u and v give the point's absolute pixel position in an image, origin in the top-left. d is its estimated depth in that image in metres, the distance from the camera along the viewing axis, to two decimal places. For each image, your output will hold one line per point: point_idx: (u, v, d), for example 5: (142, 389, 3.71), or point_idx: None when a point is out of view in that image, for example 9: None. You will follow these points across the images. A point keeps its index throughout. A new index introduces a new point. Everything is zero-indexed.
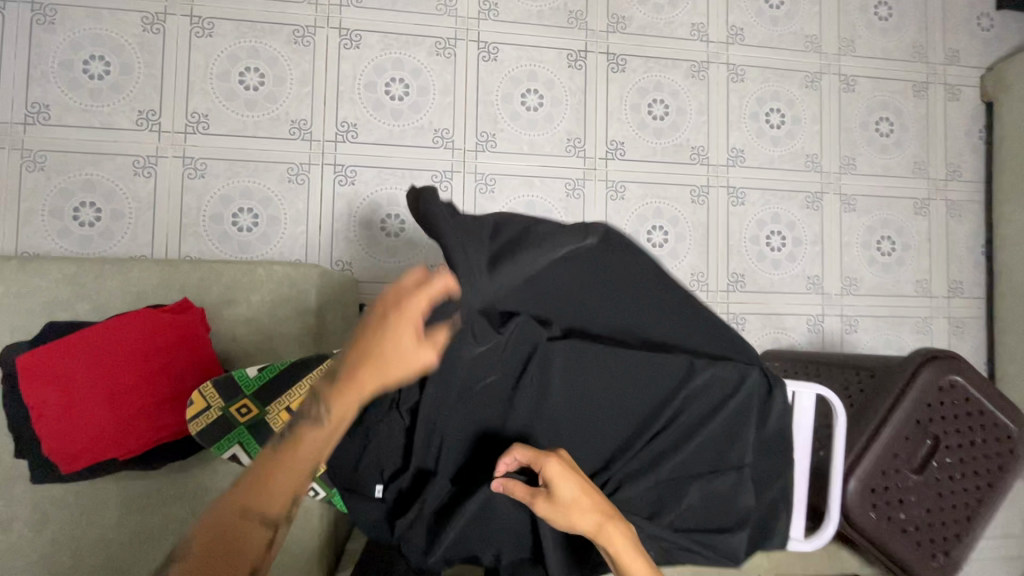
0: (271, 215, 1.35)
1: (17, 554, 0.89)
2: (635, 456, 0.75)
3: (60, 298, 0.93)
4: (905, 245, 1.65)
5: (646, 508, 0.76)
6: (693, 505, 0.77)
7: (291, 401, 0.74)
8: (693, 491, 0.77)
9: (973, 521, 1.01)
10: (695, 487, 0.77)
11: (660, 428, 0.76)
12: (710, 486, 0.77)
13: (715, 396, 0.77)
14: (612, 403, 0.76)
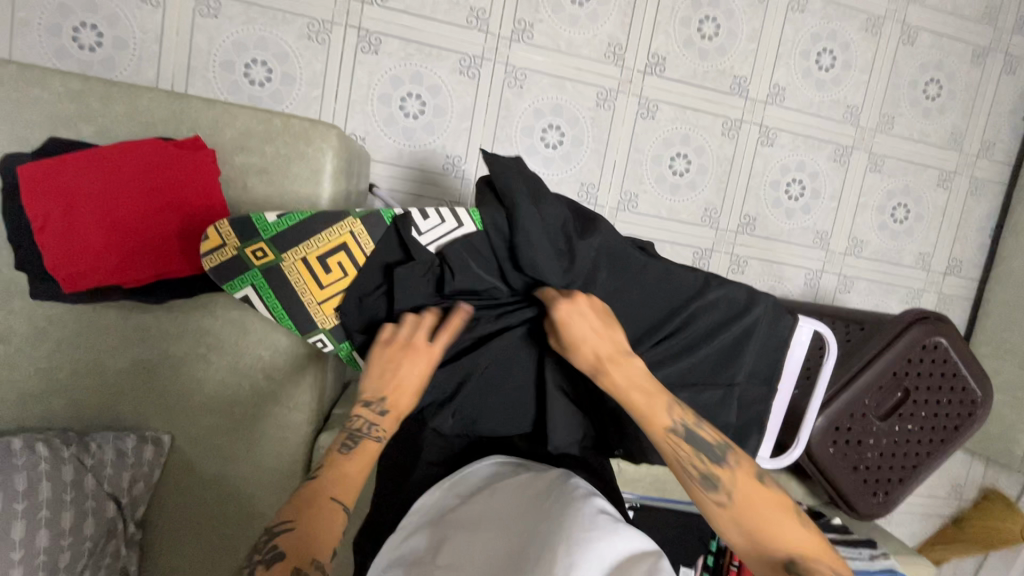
0: (286, 72, 1.28)
1: (15, 365, 0.91)
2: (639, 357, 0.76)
3: (62, 114, 0.88)
4: (919, 215, 1.64)
5: None
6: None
7: (310, 253, 0.72)
8: (685, 401, 0.77)
9: (918, 469, 1.09)
10: (688, 398, 0.77)
11: (666, 334, 0.77)
12: (699, 399, 0.78)
13: (723, 315, 0.79)
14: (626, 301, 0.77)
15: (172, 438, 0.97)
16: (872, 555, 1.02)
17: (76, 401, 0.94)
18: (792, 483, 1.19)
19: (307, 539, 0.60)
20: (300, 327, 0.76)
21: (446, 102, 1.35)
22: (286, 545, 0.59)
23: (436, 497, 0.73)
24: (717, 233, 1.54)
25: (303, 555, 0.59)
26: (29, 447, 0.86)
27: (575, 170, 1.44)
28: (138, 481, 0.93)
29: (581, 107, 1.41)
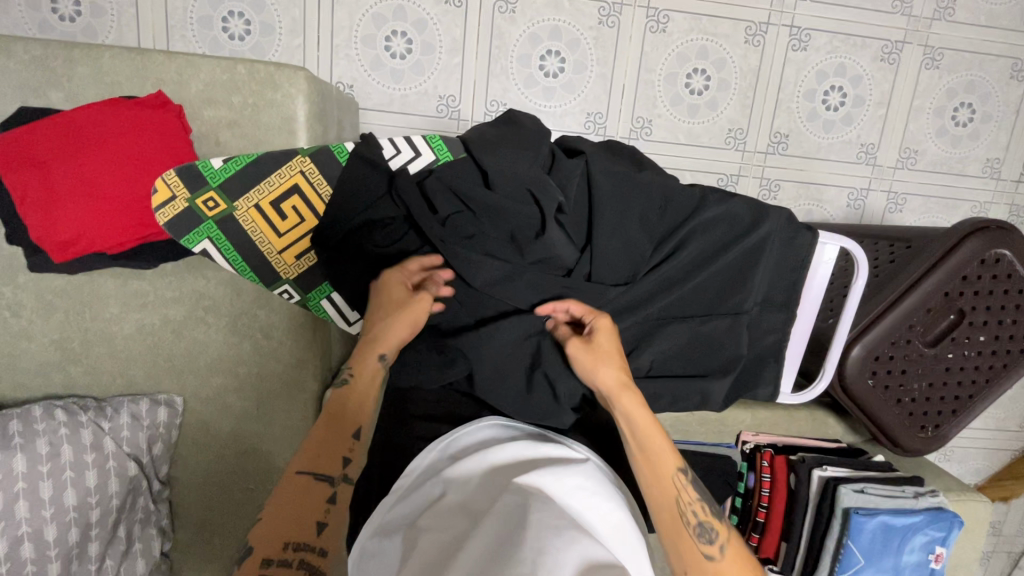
0: (264, 22, 1.21)
1: (30, 337, 0.94)
2: (633, 287, 0.69)
3: (28, 81, 0.86)
4: (986, 115, 1.42)
5: (625, 344, 0.71)
6: (682, 349, 0.72)
7: (261, 198, 0.71)
8: (686, 332, 0.71)
9: (975, 399, 0.98)
10: (688, 328, 0.71)
11: (662, 260, 0.70)
12: (702, 329, 0.71)
13: (726, 235, 0.71)
14: (622, 215, 0.68)
15: (184, 400, 0.99)
16: (919, 493, 0.93)
17: (91, 369, 0.96)
18: (831, 420, 1.09)
19: (282, 525, 0.55)
20: (262, 278, 0.74)
21: (434, 38, 1.26)
22: (257, 540, 0.54)
23: (430, 460, 0.64)
24: (744, 155, 1.39)
25: (276, 540, 0.54)
26: (48, 414, 0.90)
27: (580, 99, 1.33)
28: (156, 442, 0.97)
29: (582, 27, 1.28)
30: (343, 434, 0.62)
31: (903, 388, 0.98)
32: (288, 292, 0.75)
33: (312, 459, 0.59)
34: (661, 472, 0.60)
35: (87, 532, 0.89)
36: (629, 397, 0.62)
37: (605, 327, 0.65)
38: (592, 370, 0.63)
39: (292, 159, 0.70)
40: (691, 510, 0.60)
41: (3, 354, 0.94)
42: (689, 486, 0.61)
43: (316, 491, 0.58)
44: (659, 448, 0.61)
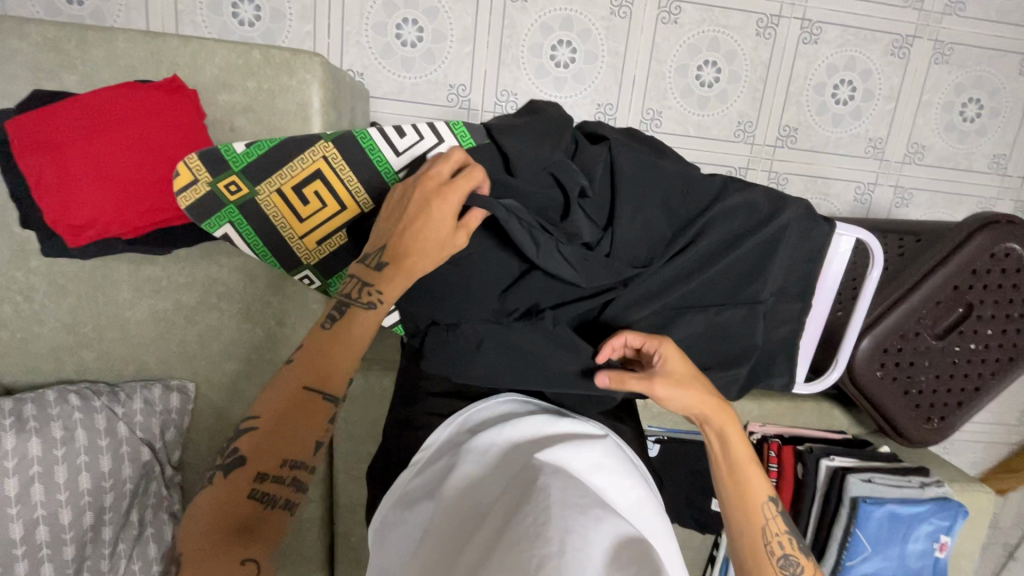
0: (274, 7, 1.20)
1: (42, 321, 0.94)
2: (652, 275, 0.69)
3: (41, 64, 0.85)
4: (994, 110, 1.42)
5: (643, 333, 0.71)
6: (699, 337, 0.72)
7: (284, 183, 0.70)
8: (702, 321, 0.71)
9: (981, 391, 0.99)
10: (706, 318, 0.71)
11: (682, 249, 0.69)
12: (719, 318, 0.72)
13: (743, 224, 0.71)
14: (643, 202, 0.69)
15: (196, 386, 1.00)
16: (925, 483, 0.94)
17: (103, 354, 0.96)
18: (837, 412, 1.11)
19: (283, 441, 0.56)
20: (283, 263, 0.74)
21: (445, 26, 1.25)
22: (250, 450, 0.55)
23: (449, 434, 0.67)
24: (753, 148, 1.39)
25: (274, 457, 0.55)
26: (62, 398, 0.90)
27: (590, 89, 1.32)
28: (169, 427, 0.97)
29: (594, 17, 1.28)
30: (354, 357, 0.61)
31: (911, 379, 0.99)
32: (308, 277, 0.75)
33: (324, 380, 0.58)
34: (751, 503, 0.62)
35: (101, 516, 0.89)
36: (724, 425, 0.63)
37: (679, 355, 0.64)
38: (676, 401, 0.62)
39: (315, 144, 0.69)
40: (777, 541, 0.62)
41: (15, 339, 0.94)
42: (778, 516, 0.63)
43: (320, 412, 0.58)
44: (750, 476, 0.63)
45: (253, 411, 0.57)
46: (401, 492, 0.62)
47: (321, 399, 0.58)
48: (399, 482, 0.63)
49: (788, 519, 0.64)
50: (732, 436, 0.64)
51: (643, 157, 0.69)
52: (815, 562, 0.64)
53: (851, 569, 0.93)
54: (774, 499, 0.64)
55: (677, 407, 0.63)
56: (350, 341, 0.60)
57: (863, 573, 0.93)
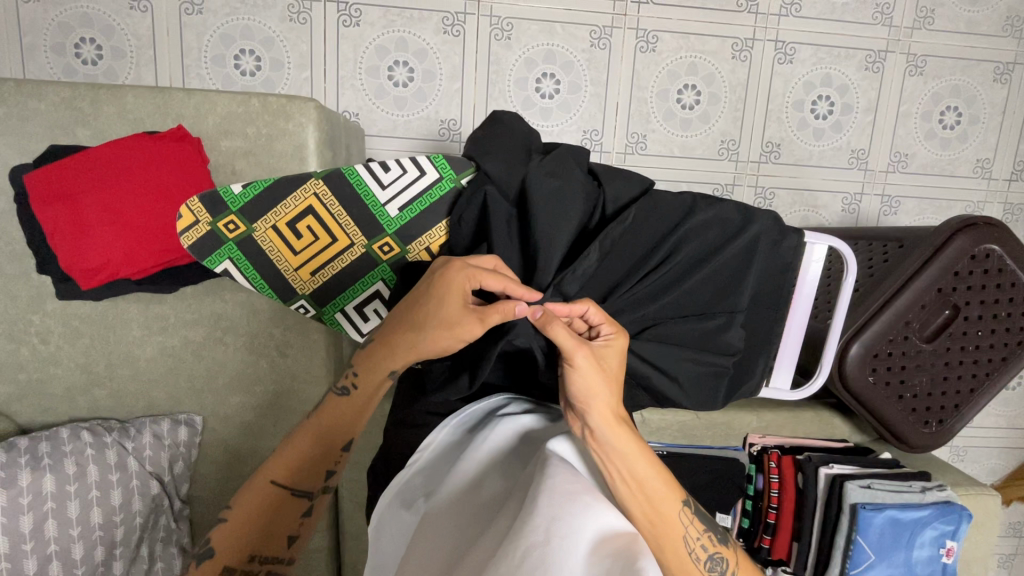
0: (274, 58, 1.29)
1: (57, 362, 0.98)
2: (630, 290, 0.71)
3: (58, 121, 0.91)
4: (973, 117, 1.46)
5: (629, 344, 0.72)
6: (686, 344, 0.74)
7: (280, 220, 0.75)
8: (682, 331, 0.73)
9: (977, 393, 0.99)
10: (685, 327, 0.73)
11: (658, 263, 0.72)
12: (700, 327, 0.74)
13: (715, 236, 0.74)
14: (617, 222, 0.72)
15: (204, 419, 1.03)
16: (925, 488, 0.94)
17: (114, 392, 1.00)
18: (837, 421, 1.11)
19: (253, 539, 0.61)
20: (281, 295, 0.79)
21: (434, 65, 1.32)
22: (220, 546, 0.61)
23: (447, 434, 0.68)
24: (737, 166, 1.43)
25: (241, 553, 0.61)
26: (76, 435, 0.94)
27: (576, 117, 1.38)
28: (178, 460, 1.00)
29: (575, 50, 1.34)
30: (329, 450, 0.65)
31: (905, 384, 0.99)
32: (302, 305, 0.79)
33: (293, 479, 0.63)
34: (665, 511, 0.58)
35: (112, 551, 0.92)
36: (624, 433, 0.58)
37: (617, 347, 0.60)
38: (589, 385, 0.58)
39: (308, 183, 0.73)
40: (698, 545, 0.59)
41: (32, 380, 0.98)
42: (694, 519, 0.60)
43: (290, 505, 0.63)
44: (658, 492, 0.58)
45: (229, 505, 0.63)
46: (400, 487, 0.64)
47: (289, 493, 0.63)
48: (397, 478, 0.64)
49: (705, 517, 0.62)
50: (635, 451, 0.58)
51: (607, 175, 0.73)
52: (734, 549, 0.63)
53: None
54: (687, 502, 0.60)
55: (581, 393, 0.58)
56: (330, 432, 0.65)
57: None
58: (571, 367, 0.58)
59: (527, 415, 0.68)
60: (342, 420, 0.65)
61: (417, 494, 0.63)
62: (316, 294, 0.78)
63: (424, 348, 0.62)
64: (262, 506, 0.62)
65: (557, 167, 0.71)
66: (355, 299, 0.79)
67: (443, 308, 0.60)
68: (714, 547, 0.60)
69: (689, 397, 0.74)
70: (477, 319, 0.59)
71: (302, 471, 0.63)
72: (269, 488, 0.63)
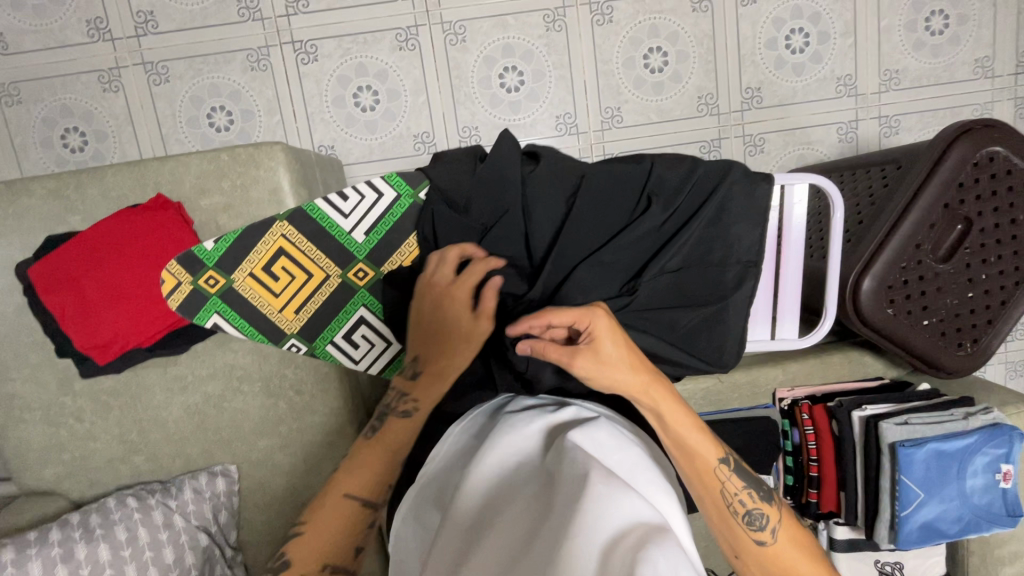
0: (244, 109, 1.32)
1: (95, 437, 1.03)
2: (601, 256, 0.74)
3: (51, 212, 0.96)
4: (961, 17, 1.37)
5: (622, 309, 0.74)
6: (677, 291, 0.76)
7: (255, 267, 0.81)
8: (665, 287, 0.76)
9: (1009, 304, 0.94)
10: (669, 282, 0.76)
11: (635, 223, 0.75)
12: (681, 278, 0.76)
13: (673, 201, 0.76)
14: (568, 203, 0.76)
15: (238, 467, 1.06)
16: (968, 414, 0.89)
17: (151, 456, 1.05)
18: (868, 358, 1.06)
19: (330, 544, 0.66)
20: (271, 338, 0.84)
21: (397, 84, 1.33)
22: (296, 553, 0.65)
23: (454, 441, 0.66)
24: (720, 119, 1.39)
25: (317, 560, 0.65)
26: (122, 503, 0.98)
27: (546, 105, 1.36)
28: (221, 510, 1.03)
29: (531, 37, 1.33)
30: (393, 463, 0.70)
31: (928, 310, 0.94)
32: (295, 343, 0.85)
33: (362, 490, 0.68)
34: (701, 469, 0.61)
35: None
36: (654, 393, 0.60)
37: (599, 328, 0.58)
38: (600, 380, 0.59)
39: (273, 225, 0.80)
40: (738, 500, 0.61)
41: (76, 456, 1.04)
42: (735, 476, 0.62)
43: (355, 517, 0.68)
44: (695, 446, 0.61)
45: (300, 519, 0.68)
46: (414, 499, 0.63)
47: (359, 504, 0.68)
48: (413, 488, 0.64)
49: (746, 474, 0.63)
50: (666, 409, 0.60)
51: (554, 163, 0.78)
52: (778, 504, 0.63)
53: (909, 519, 0.88)
54: (727, 460, 0.62)
55: (599, 386, 0.60)
56: (393, 450, 0.70)
57: (924, 521, 0.88)
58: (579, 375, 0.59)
59: (529, 410, 0.65)
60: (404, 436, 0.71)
61: (431, 503, 0.62)
62: (303, 332, 0.84)
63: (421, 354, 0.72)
64: (338, 511, 0.67)
65: (506, 163, 0.76)
66: (342, 330, 0.85)
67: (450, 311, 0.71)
68: (754, 504, 0.61)
69: (686, 348, 0.77)
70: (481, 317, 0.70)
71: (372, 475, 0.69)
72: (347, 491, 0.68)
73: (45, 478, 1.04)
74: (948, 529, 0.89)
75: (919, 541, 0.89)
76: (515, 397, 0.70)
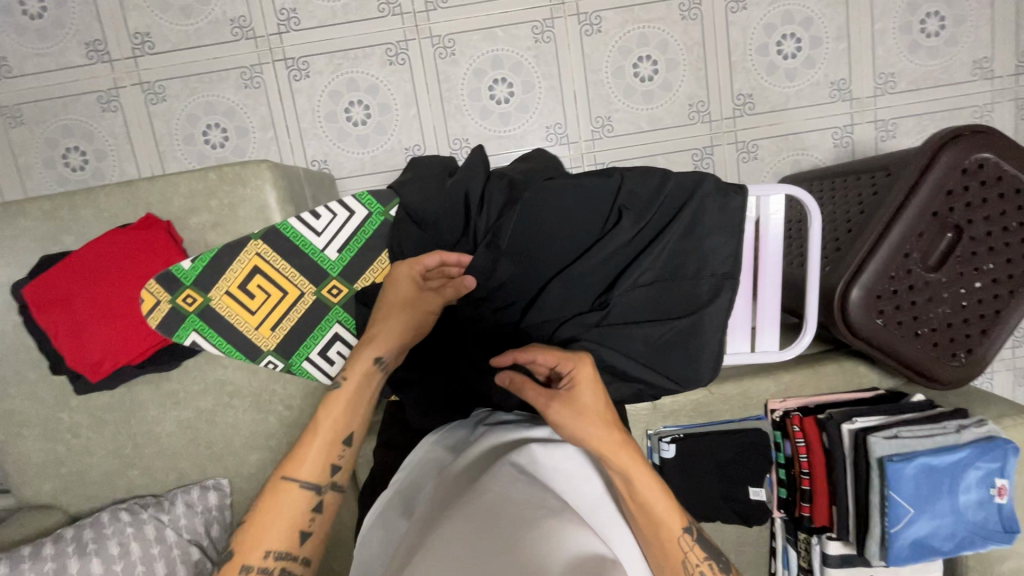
0: (238, 126, 1.34)
1: (91, 452, 1.05)
2: (574, 271, 0.74)
3: (47, 232, 0.99)
4: (958, 18, 1.35)
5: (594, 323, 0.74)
6: (654, 305, 0.75)
7: (231, 285, 0.83)
8: (639, 300, 0.75)
9: (1004, 313, 0.91)
10: (644, 296, 0.75)
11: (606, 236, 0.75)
12: (657, 292, 0.75)
13: (647, 214, 0.75)
14: (540, 215, 0.75)
15: (230, 481, 1.07)
16: (961, 427, 0.87)
17: (145, 470, 1.06)
18: (862, 369, 1.04)
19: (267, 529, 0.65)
20: (249, 355, 0.85)
21: (388, 98, 1.34)
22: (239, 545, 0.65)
23: (424, 452, 0.70)
24: (711, 126, 1.38)
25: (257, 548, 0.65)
26: (116, 516, 1.00)
27: (536, 115, 1.37)
28: (213, 524, 1.05)
29: (520, 49, 1.33)
30: (336, 443, 0.69)
31: (919, 319, 0.92)
32: (272, 361, 0.86)
33: (301, 475, 0.67)
34: (666, 536, 0.61)
35: None
36: (625, 455, 0.60)
37: (581, 379, 0.60)
38: (571, 432, 0.60)
39: (246, 243, 0.82)
40: (699, 571, 0.61)
41: (73, 471, 1.06)
42: (696, 546, 0.62)
43: (301, 499, 0.67)
44: (662, 513, 0.61)
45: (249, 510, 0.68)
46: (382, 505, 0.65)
47: (302, 484, 0.67)
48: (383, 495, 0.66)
49: (708, 545, 0.64)
50: (637, 475, 0.60)
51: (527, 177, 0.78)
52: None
53: (900, 535, 0.86)
54: (690, 529, 0.63)
55: (572, 437, 0.60)
56: (329, 433, 0.69)
57: (915, 538, 0.86)
58: (554, 422, 0.61)
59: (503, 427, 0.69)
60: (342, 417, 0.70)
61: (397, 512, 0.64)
62: (279, 349, 0.85)
63: (382, 334, 0.72)
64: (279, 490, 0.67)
65: (476, 180, 0.76)
66: (317, 346, 0.85)
67: (405, 291, 0.73)
68: (713, 575, 0.62)
69: (663, 361, 0.76)
70: (450, 288, 0.74)
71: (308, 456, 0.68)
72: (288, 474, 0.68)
73: (43, 493, 1.07)
74: (941, 547, 0.87)
75: (910, 558, 0.87)
76: (494, 411, 0.74)
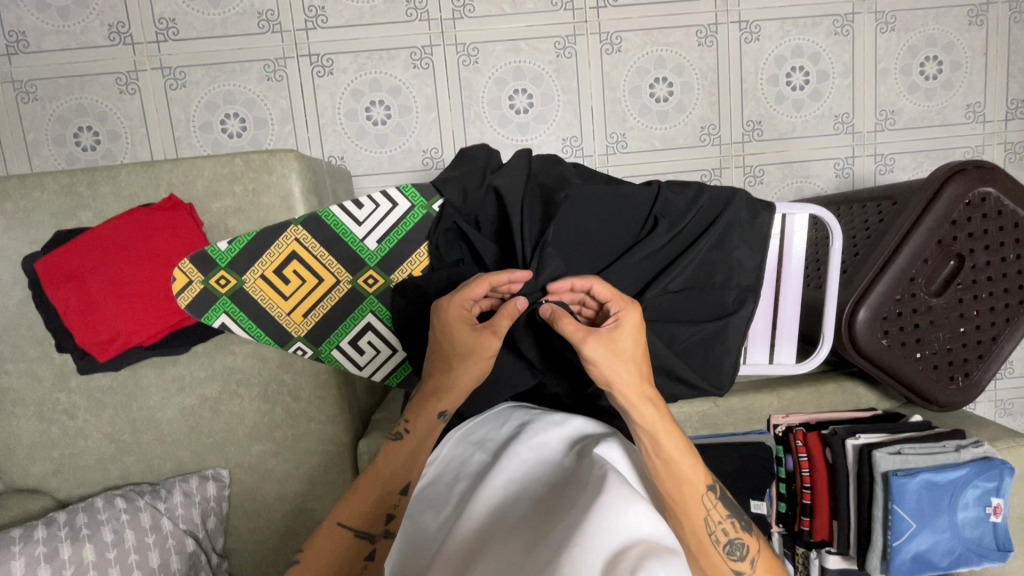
0: (257, 117, 1.34)
1: (86, 435, 1.02)
2: (607, 273, 0.76)
3: (62, 208, 0.97)
4: (954, 63, 1.43)
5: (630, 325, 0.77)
6: (680, 310, 0.78)
7: (266, 268, 0.87)
8: (667, 305, 0.77)
9: (999, 340, 0.96)
10: (672, 301, 0.78)
11: (640, 241, 0.78)
12: (684, 299, 0.78)
13: (679, 223, 0.78)
14: (579, 218, 0.77)
15: (230, 472, 1.05)
16: (960, 446, 0.90)
17: (142, 456, 1.04)
18: (861, 389, 1.08)
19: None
20: (278, 339, 0.90)
21: (409, 100, 1.36)
22: None
23: (450, 447, 0.70)
24: (721, 149, 1.43)
25: None
26: (111, 503, 0.97)
27: (554, 127, 1.40)
28: (210, 515, 1.02)
29: (542, 62, 1.37)
30: (392, 491, 0.67)
31: (921, 342, 0.96)
32: (300, 346, 0.90)
33: (356, 521, 0.66)
34: (689, 496, 0.61)
35: None
36: (651, 412, 0.60)
37: (626, 323, 0.61)
38: (607, 369, 0.60)
39: (288, 230, 0.87)
40: (721, 528, 0.62)
41: (66, 455, 1.02)
42: (719, 504, 0.63)
43: (353, 547, 0.64)
44: (686, 469, 0.61)
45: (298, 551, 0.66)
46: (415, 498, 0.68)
47: (355, 533, 0.65)
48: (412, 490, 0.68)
49: (731, 503, 0.64)
50: (662, 429, 0.60)
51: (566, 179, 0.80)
52: (757, 538, 0.64)
53: (901, 550, 0.89)
54: (713, 488, 0.63)
55: (604, 377, 0.60)
56: (388, 479, 0.68)
57: (915, 552, 0.89)
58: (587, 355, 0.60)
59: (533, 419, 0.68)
60: (399, 465, 0.69)
61: (428, 504, 0.66)
62: (308, 335, 0.90)
63: (454, 391, 0.69)
64: (333, 538, 0.65)
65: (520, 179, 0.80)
66: (348, 335, 0.90)
67: (459, 342, 0.67)
68: (736, 533, 0.62)
69: (687, 365, 0.79)
70: (488, 331, 0.66)
71: (363, 504, 0.66)
72: (339, 518, 0.66)
73: (32, 476, 1.03)
74: (938, 562, 0.90)
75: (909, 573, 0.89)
76: (516, 406, 0.74)
